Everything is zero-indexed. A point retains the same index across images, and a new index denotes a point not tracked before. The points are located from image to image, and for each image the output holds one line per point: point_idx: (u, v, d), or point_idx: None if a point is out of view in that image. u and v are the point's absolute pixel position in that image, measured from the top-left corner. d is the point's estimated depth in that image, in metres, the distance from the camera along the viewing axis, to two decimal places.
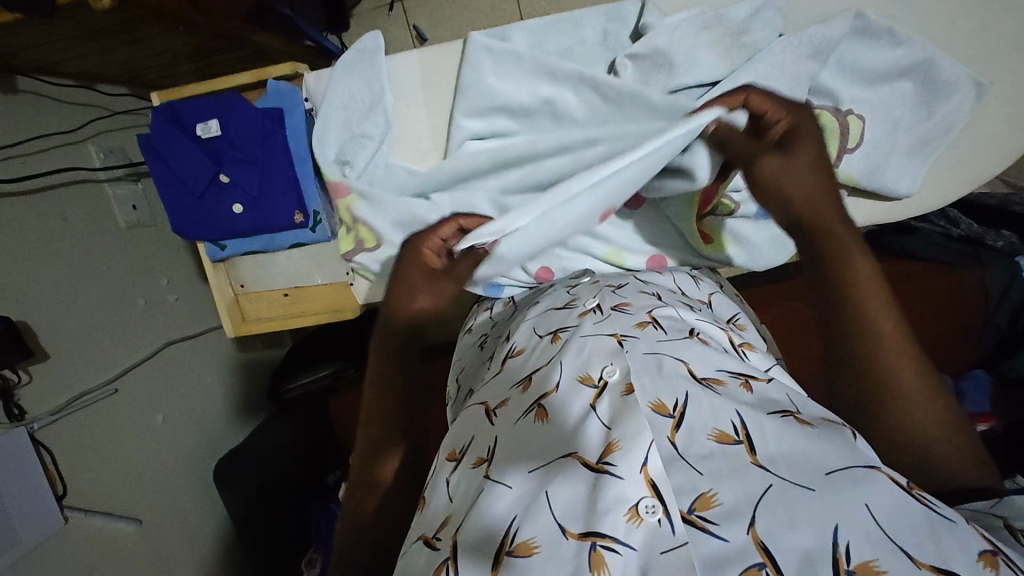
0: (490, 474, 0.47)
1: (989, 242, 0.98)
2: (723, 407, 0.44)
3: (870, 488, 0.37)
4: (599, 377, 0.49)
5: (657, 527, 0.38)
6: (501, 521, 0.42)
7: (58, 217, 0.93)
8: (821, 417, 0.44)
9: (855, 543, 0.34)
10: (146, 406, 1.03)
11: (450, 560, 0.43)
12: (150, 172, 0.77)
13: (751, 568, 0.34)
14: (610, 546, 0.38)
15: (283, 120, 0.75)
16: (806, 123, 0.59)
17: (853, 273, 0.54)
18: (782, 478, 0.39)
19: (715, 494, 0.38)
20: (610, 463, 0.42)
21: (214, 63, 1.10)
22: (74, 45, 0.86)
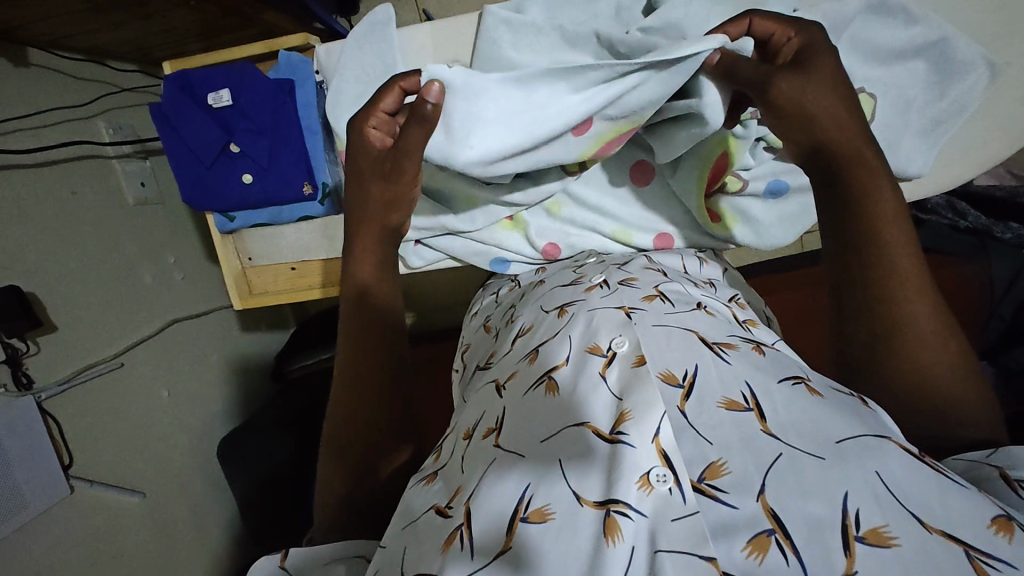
0: (501, 444, 0.46)
1: (996, 234, 1.01)
2: (733, 378, 0.44)
3: (883, 457, 0.37)
4: (608, 348, 0.49)
5: (668, 496, 0.38)
6: (513, 490, 0.41)
7: (67, 190, 0.94)
8: (831, 385, 0.44)
9: (865, 510, 0.34)
10: (151, 381, 1.04)
11: (463, 525, 0.42)
12: (161, 140, 0.78)
13: (759, 535, 0.35)
14: (622, 512, 0.38)
15: (294, 91, 0.74)
16: (821, 47, 0.52)
17: (878, 220, 0.49)
18: (793, 446, 0.38)
19: (725, 463, 0.38)
20: (622, 432, 0.41)
21: (224, 41, 1.10)
22: (85, 18, 0.86)
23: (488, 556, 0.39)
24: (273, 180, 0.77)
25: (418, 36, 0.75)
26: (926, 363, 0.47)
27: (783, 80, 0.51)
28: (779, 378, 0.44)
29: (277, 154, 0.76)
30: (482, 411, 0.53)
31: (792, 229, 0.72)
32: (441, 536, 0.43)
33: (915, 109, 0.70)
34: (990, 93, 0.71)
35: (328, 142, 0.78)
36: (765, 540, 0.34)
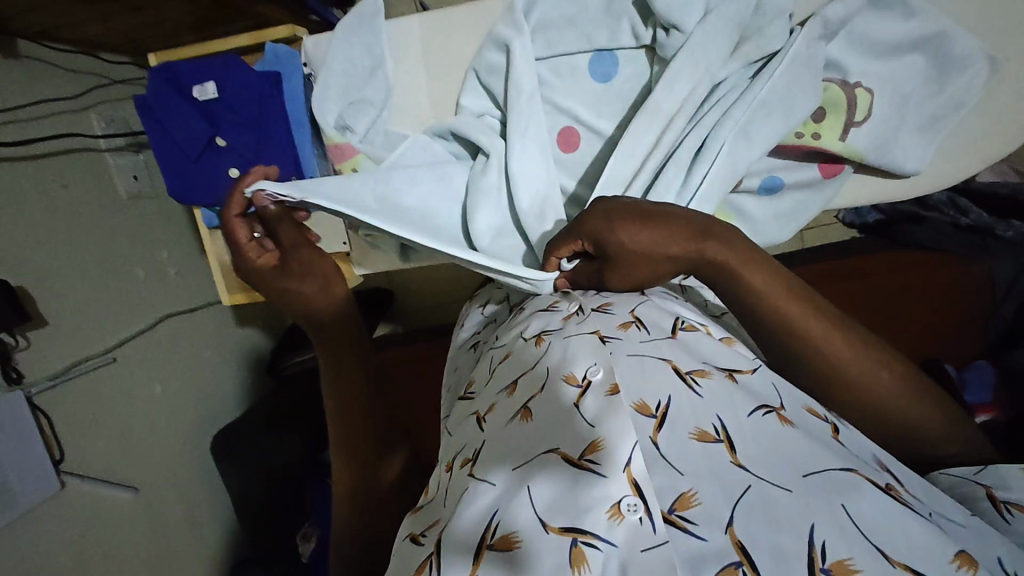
0: (473, 473, 0.45)
1: (998, 232, 0.96)
2: (705, 407, 0.43)
3: (852, 494, 0.38)
4: (583, 377, 0.46)
5: (638, 525, 0.37)
6: (481, 518, 0.41)
7: (58, 183, 0.93)
8: (802, 411, 0.45)
9: (831, 539, 0.35)
10: (144, 376, 1.03)
11: (433, 556, 0.42)
12: (145, 133, 0.76)
13: (727, 567, 0.35)
14: (589, 543, 0.37)
15: (281, 84, 0.73)
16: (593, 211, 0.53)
17: (820, 304, 0.49)
18: (764, 479, 0.38)
19: (695, 493, 0.38)
20: (593, 461, 0.40)
21: (217, 33, 1.09)
22: (75, 9, 0.85)
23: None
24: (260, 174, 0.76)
25: (409, 28, 0.73)
26: (891, 409, 0.49)
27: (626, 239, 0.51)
28: (751, 408, 0.43)
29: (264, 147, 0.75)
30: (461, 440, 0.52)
31: (786, 226, 0.71)
32: (418, 561, 0.43)
33: (914, 104, 0.68)
34: (991, 88, 0.69)
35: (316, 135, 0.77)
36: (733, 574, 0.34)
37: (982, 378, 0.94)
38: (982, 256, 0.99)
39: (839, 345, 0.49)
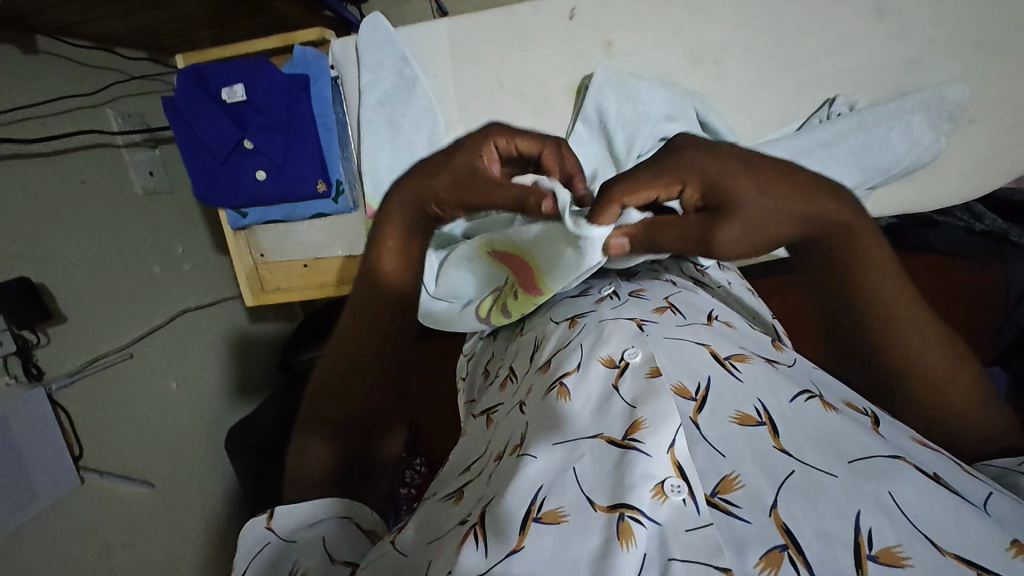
0: (518, 448, 0.44)
1: (1013, 237, 0.97)
2: (745, 392, 0.43)
3: (897, 480, 0.37)
4: (620, 359, 0.47)
5: (682, 506, 0.37)
6: (524, 489, 0.39)
7: (77, 180, 0.93)
8: (844, 402, 0.44)
9: (878, 529, 0.35)
10: (160, 372, 1.04)
11: (477, 526, 0.40)
12: (173, 134, 0.77)
13: (773, 551, 0.34)
14: (636, 518, 0.37)
15: (309, 87, 0.74)
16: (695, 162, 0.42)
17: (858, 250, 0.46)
18: (808, 463, 0.38)
19: (737, 476, 0.38)
20: (637, 439, 0.40)
21: (234, 29, 1.08)
22: (96, 6, 0.85)
23: (497, 557, 0.37)
24: (287, 176, 0.76)
25: (432, 32, 0.73)
26: (951, 416, 0.47)
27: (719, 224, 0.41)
28: (792, 394, 0.44)
29: (291, 150, 0.76)
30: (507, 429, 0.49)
31: None
32: (455, 534, 0.41)
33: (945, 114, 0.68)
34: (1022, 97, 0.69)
35: (342, 138, 0.78)
36: (777, 556, 0.34)
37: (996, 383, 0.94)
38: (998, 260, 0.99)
39: (907, 313, 0.47)
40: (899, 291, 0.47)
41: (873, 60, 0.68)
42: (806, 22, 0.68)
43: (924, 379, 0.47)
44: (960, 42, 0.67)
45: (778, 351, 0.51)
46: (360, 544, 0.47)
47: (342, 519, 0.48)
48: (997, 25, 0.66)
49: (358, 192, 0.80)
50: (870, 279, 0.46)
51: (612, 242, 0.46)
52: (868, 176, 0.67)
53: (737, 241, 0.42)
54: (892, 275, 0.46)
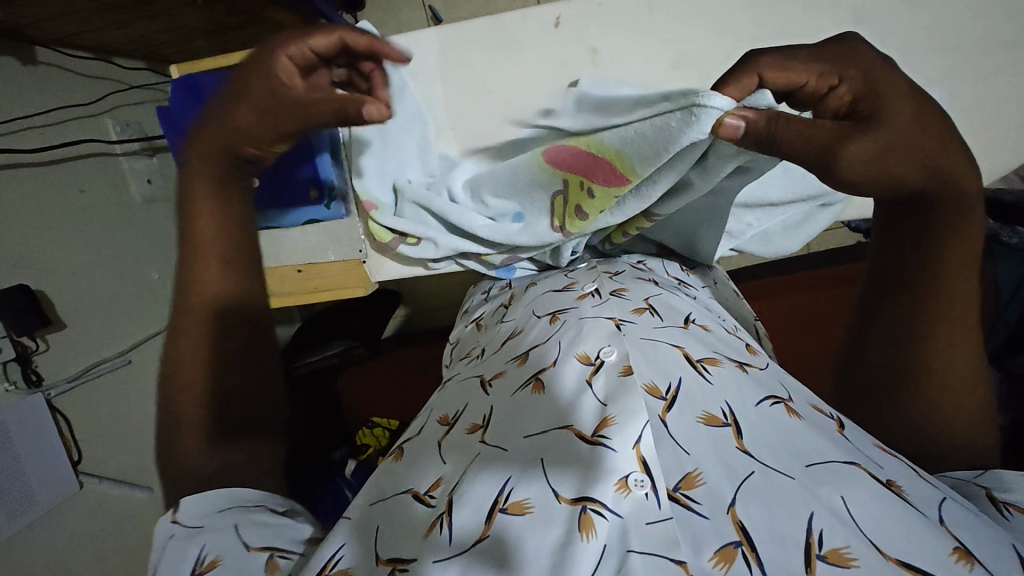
0: (485, 440, 0.46)
1: (1003, 239, 0.97)
2: (714, 394, 0.45)
3: (850, 485, 0.38)
4: (596, 357, 0.48)
5: (644, 500, 0.38)
6: (494, 484, 0.41)
7: (75, 189, 0.95)
8: (810, 406, 0.46)
9: (829, 531, 0.35)
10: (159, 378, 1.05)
11: (444, 513, 0.40)
12: (169, 144, 0.79)
13: (727, 547, 0.35)
14: (598, 511, 0.37)
15: None
16: (867, 78, 0.42)
17: (944, 215, 0.46)
18: (768, 465, 0.39)
19: (700, 474, 0.39)
20: (605, 436, 0.41)
21: (230, 40, 1.10)
22: (93, 17, 0.86)
23: (467, 544, 0.38)
24: (280, 184, 0.78)
25: (422, 41, 0.75)
26: (944, 412, 0.47)
27: (852, 143, 0.40)
28: (759, 398, 0.45)
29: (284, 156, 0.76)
30: (462, 401, 0.53)
31: (798, 237, 0.71)
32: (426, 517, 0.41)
33: None
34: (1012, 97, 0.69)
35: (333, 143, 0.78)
36: (732, 552, 0.35)
37: None
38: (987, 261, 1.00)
39: (962, 297, 0.47)
40: (964, 270, 0.47)
41: None
42: (788, 29, 0.69)
43: (948, 371, 0.47)
44: (941, 47, 0.68)
45: (752, 353, 0.53)
46: (277, 525, 0.41)
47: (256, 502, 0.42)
48: (976, 30, 0.67)
49: (351, 199, 0.80)
50: (948, 253, 0.46)
51: (727, 121, 0.43)
52: None
53: (859, 163, 0.41)
54: (970, 260, 0.47)
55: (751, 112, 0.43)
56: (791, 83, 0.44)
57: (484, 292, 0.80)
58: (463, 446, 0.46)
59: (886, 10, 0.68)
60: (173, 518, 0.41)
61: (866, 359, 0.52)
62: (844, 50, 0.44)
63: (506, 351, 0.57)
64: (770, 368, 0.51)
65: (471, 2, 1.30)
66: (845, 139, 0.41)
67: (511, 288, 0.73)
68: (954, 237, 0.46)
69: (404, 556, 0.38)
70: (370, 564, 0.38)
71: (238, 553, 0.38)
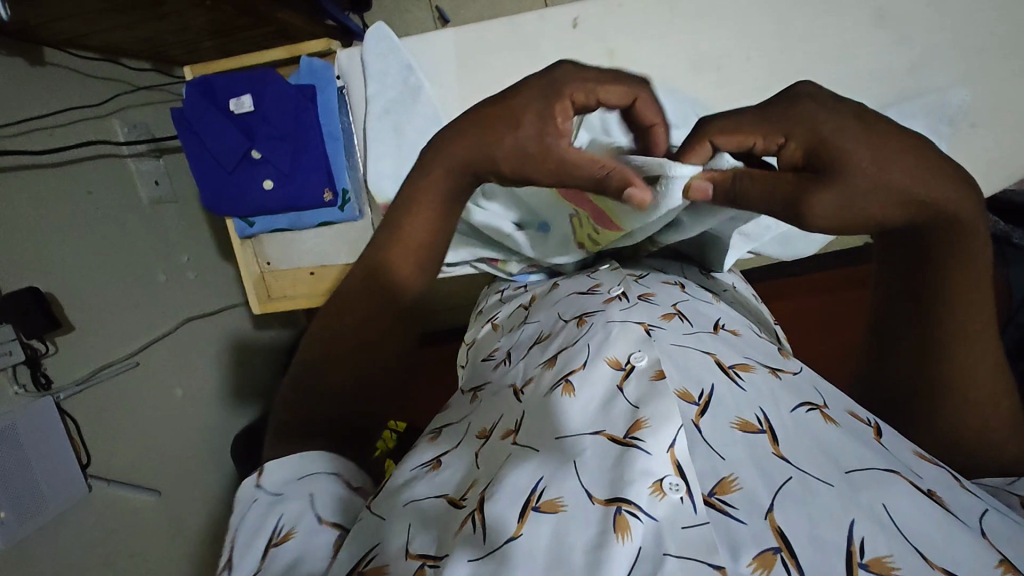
0: (518, 440, 0.44)
1: (1014, 240, 0.98)
2: (747, 399, 0.44)
3: (891, 492, 0.38)
4: (627, 361, 0.48)
5: (680, 504, 0.37)
6: (526, 480, 0.40)
7: (83, 190, 0.94)
8: (845, 412, 0.45)
9: (871, 539, 0.35)
10: (166, 380, 1.04)
11: (475, 510, 0.39)
12: (183, 145, 0.78)
13: (766, 551, 0.34)
14: (633, 512, 0.37)
15: (315, 97, 0.76)
16: (822, 124, 0.38)
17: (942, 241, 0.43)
18: (806, 472, 0.39)
19: (735, 479, 0.38)
20: (638, 437, 0.40)
21: (239, 41, 1.09)
22: (102, 18, 0.86)
23: (498, 543, 0.37)
24: (295, 186, 0.78)
25: (436, 44, 0.74)
26: (975, 426, 0.46)
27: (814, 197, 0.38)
28: (794, 404, 0.45)
29: (299, 160, 0.77)
30: (500, 412, 0.50)
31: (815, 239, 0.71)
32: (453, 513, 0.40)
33: None
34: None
35: (348, 147, 0.78)
36: (771, 558, 0.34)
37: None
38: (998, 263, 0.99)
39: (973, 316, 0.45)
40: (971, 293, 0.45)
41: (873, 68, 0.69)
42: (805, 31, 0.69)
43: (973, 389, 0.46)
44: (960, 48, 0.67)
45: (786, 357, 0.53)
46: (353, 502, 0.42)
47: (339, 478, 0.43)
48: (995, 32, 0.66)
49: (364, 201, 0.80)
50: (958, 278, 0.44)
51: (697, 185, 0.42)
52: None
53: (828, 213, 0.39)
54: (981, 282, 0.45)
55: (717, 173, 0.42)
56: (739, 147, 0.41)
57: (498, 292, 0.79)
58: (495, 449, 0.45)
59: (905, 12, 0.67)
60: (257, 481, 0.43)
61: (885, 379, 0.50)
62: (783, 104, 0.40)
63: (533, 358, 0.55)
64: (803, 374, 0.50)
65: (478, 3, 1.30)
66: (803, 197, 0.38)
67: (528, 289, 0.73)
68: (960, 264, 0.44)
69: (431, 551, 0.37)
70: (400, 558, 0.37)
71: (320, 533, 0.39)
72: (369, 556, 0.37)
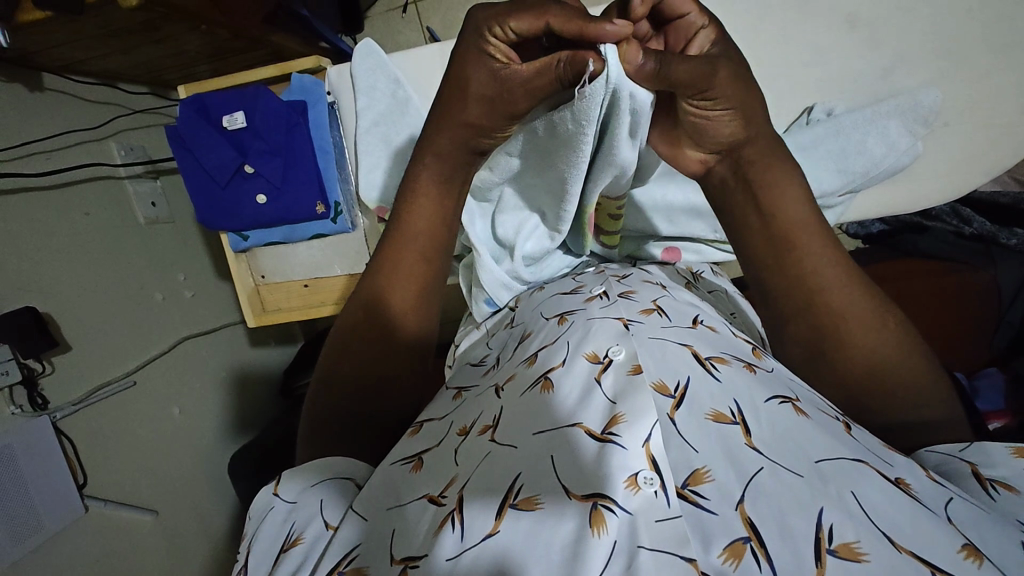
0: (496, 438, 0.46)
1: (1002, 240, 0.99)
2: (723, 392, 0.44)
3: (860, 481, 0.38)
4: (604, 356, 0.48)
5: (654, 498, 0.38)
6: (505, 478, 0.42)
7: (80, 212, 0.95)
8: (817, 408, 0.45)
9: (839, 525, 0.35)
10: (163, 399, 1.04)
11: (456, 512, 0.41)
12: (176, 160, 0.80)
13: (736, 542, 0.35)
14: (608, 507, 0.38)
15: (307, 112, 0.78)
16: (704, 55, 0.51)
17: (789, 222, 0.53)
18: (776, 462, 0.39)
19: (708, 470, 0.39)
20: (614, 433, 0.41)
21: (234, 64, 1.11)
22: (99, 44, 0.88)
23: (475, 539, 0.38)
24: (288, 200, 0.79)
25: (428, 57, 0.77)
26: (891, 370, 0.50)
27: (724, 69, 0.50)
28: (767, 396, 0.44)
29: (291, 174, 0.79)
30: (478, 409, 0.52)
31: None
32: (428, 520, 0.42)
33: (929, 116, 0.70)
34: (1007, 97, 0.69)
35: (339, 161, 0.81)
36: (740, 548, 0.35)
37: (993, 385, 0.97)
38: (989, 264, 1.01)
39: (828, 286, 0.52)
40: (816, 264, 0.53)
41: (850, 71, 0.71)
42: (782, 38, 0.71)
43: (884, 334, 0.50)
44: (935, 49, 0.69)
45: (759, 356, 0.52)
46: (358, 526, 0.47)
47: (340, 480, 0.49)
48: (967, 35, 0.68)
49: (356, 213, 0.82)
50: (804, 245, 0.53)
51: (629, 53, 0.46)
52: (849, 179, 0.69)
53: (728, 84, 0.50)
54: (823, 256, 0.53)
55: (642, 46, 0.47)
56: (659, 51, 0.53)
57: None
58: (473, 448, 0.46)
59: (879, 17, 0.69)
60: (274, 492, 0.49)
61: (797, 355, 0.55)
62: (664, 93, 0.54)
63: (514, 358, 0.57)
64: (776, 369, 0.50)
65: None
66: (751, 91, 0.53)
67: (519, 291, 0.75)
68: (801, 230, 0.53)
69: (415, 553, 0.40)
70: (386, 564, 0.40)
71: (319, 534, 0.44)
72: (350, 556, 0.41)
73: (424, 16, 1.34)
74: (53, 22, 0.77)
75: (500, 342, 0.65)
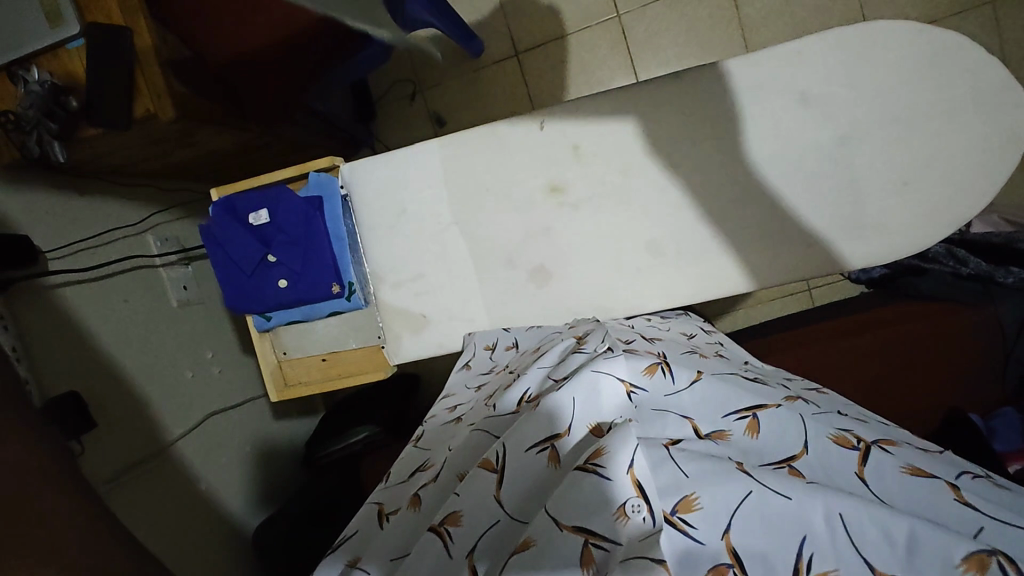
0: (501, 497, 0.51)
1: (999, 279, 1.01)
2: (719, 441, 0.49)
3: (848, 500, 0.42)
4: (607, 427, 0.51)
5: (642, 523, 0.42)
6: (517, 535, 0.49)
7: (121, 298, 1.04)
8: (828, 441, 0.50)
9: (819, 556, 0.40)
10: (190, 475, 1.08)
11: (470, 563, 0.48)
12: (209, 256, 0.89)
13: (718, 565, 0.40)
14: (598, 544, 0.43)
15: (322, 205, 0.88)
16: None
17: None
18: (767, 484, 0.42)
19: (697, 496, 0.42)
20: (599, 465, 0.45)
21: (260, 159, 1.22)
22: (143, 152, 0.99)
23: None
24: (306, 283, 0.87)
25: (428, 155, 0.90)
26: None
27: None
28: (764, 458, 0.49)
29: (309, 260, 0.87)
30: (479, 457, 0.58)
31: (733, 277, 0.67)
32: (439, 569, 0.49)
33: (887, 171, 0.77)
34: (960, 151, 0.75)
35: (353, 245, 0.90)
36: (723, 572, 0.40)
37: (1012, 426, 0.93)
38: (986, 300, 1.02)
39: None
40: None
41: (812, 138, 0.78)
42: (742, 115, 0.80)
43: None
44: (884, 115, 0.77)
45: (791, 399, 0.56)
46: None
47: None
48: (911, 100, 0.76)
49: (368, 290, 0.92)
50: None
51: None
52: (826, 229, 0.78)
53: None
54: None
55: None
56: None
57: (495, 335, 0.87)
58: (476, 489, 0.51)
59: (827, 92, 0.78)
60: None
61: None
62: None
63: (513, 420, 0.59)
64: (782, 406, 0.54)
65: (471, 106, 1.42)
66: None
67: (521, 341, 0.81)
68: None
69: None
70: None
71: None
72: None
73: (432, 103, 1.45)
74: (104, 137, 0.88)
75: (485, 392, 0.70)
